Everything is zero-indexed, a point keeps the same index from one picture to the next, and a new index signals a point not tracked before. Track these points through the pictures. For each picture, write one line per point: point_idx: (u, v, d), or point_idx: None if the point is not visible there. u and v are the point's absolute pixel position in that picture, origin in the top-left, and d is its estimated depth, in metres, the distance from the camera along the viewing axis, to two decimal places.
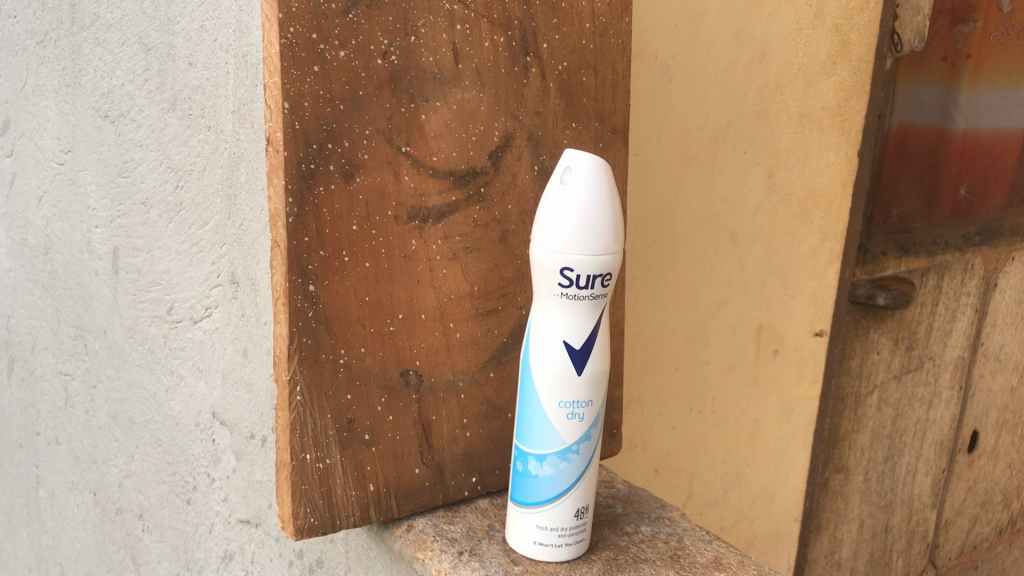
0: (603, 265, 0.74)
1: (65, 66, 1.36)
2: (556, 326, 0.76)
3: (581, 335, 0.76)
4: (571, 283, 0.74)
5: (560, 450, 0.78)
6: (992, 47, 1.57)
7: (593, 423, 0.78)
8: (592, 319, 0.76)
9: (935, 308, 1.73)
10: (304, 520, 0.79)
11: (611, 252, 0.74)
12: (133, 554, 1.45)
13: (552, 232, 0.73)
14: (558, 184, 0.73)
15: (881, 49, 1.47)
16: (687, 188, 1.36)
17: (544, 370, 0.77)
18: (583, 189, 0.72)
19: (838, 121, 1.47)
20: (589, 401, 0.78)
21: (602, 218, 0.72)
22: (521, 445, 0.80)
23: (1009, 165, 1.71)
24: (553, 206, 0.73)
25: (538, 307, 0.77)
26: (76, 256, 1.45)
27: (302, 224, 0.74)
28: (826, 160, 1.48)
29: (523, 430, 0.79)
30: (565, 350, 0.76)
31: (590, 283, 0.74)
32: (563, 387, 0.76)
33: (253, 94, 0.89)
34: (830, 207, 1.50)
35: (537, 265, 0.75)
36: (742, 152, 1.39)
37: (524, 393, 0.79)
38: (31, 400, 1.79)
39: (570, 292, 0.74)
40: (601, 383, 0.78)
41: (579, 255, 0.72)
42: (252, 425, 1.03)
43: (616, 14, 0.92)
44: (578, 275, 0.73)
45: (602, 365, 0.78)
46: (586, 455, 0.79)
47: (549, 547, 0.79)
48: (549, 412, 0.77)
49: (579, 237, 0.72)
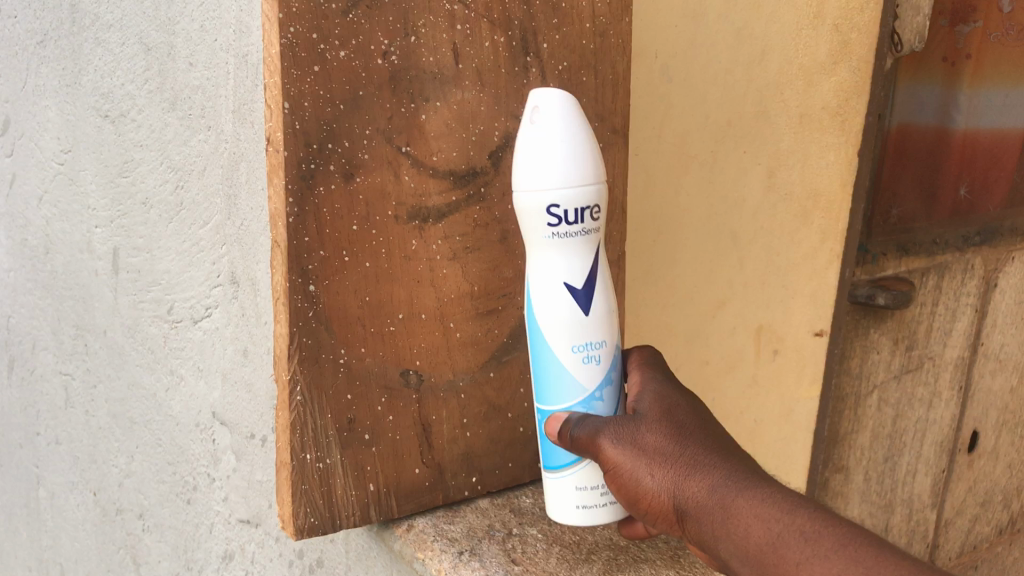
0: (587, 196, 0.74)
1: (65, 66, 1.36)
2: (555, 269, 0.76)
3: (580, 274, 0.76)
4: (558, 222, 0.74)
5: (583, 398, 0.77)
6: (992, 47, 1.54)
7: (610, 365, 0.78)
8: (587, 256, 0.76)
9: (935, 308, 1.72)
10: (304, 520, 0.79)
11: (592, 182, 0.74)
12: (133, 553, 1.45)
13: (527, 174, 0.73)
14: (525, 130, 0.74)
15: (882, 49, 1.33)
16: (686, 186, 1.56)
17: (549, 318, 0.76)
18: (554, 124, 0.72)
19: (839, 121, 1.38)
20: (600, 342, 0.77)
21: (578, 148, 0.73)
22: (542, 406, 0.79)
23: (1009, 164, 1.69)
24: (528, 149, 0.73)
25: (533, 261, 0.77)
26: (76, 256, 1.45)
27: (302, 224, 0.74)
28: (826, 161, 1.40)
29: (541, 391, 0.78)
30: (570, 292, 0.76)
31: (579, 217, 0.74)
32: (575, 331, 0.76)
33: (253, 94, 0.89)
34: (830, 207, 1.41)
35: (523, 214, 0.76)
36: (742, 153, 1.49)
37: (534, 351, 0.78)
38: (31, 400, 1.79)
39: (559, 231, 0.74)
40: (609, 323, 0.78)
41: (563, 188, 0.72)
42: (252, 424, 1.03)
43: (617, 13, 0.92)
44: (564, 210, 0.73)
45: (606, 303, 0.78)
46: (609, 400, 0.78)
47: (591, 508, 0.77)
48: (563, 361, 0.76)
49: (560, 173, 0.72)
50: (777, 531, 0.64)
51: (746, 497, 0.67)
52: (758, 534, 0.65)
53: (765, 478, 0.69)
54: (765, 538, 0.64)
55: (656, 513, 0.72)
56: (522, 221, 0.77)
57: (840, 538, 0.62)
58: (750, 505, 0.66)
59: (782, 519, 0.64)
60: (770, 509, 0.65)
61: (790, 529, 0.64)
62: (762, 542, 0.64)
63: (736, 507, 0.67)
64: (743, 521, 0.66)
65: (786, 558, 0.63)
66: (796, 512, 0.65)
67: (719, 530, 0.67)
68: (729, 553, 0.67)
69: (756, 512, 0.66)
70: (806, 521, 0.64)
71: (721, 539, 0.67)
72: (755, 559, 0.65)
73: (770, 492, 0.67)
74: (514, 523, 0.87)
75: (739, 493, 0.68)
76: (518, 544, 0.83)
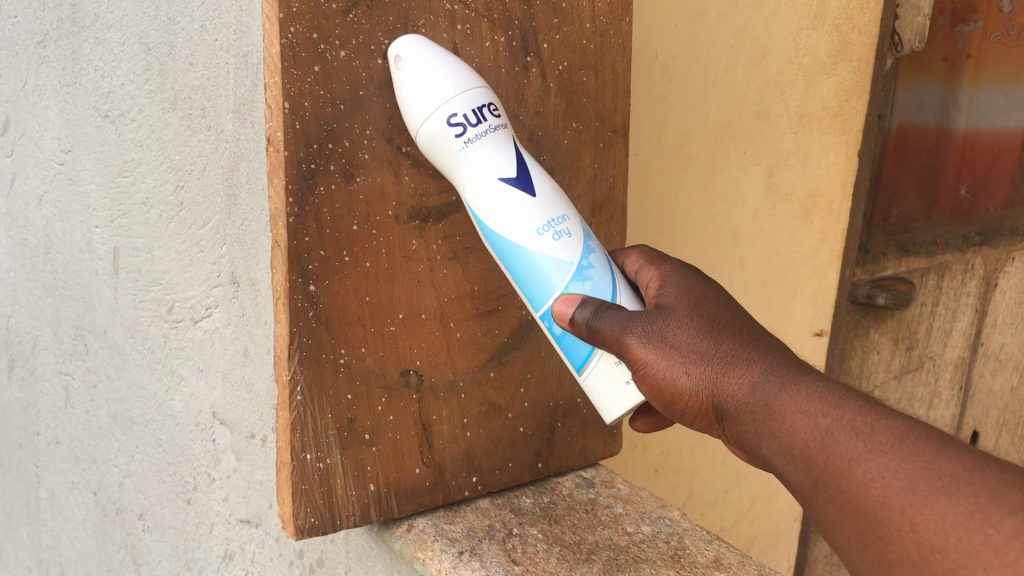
0: (478, 95, 0.73)
1: (66, 66, 1.36)
2: (489, 174, 0.73)
3: (511, 164, 0.74)
4: (464, 129, 0.72)
5: (573, 272, 0.74)
6: (992, 47, 1.54)
7: (580, 233, 0.75)
8: (509, 147, 0.74)
9: (935, 307, 1.72)
10: (304, 520, 0.79)
11: (473, 81, 0.73)
12: (133, 553, 1.45)
13: (417, 104, 0.72)
14: (398, 77, 0.73)
15: (881, 50, 1.46)
16: (687, 187, 1.43)
17: (507, 224, 0.73)
18: (418, 53, 0.72)
19: (839, 121, 1.49)
20: (561, 216, 0.75)
21: (449, 61, 0.73)
22: (542, 310, 0.75)
23: (1009, 164, 1.68)
24: (408, 93, 0.72)
25: (464, 183, 0.75)
26: (76, 256, 1.45)
27: (302, 224, 0.74)
28: (827, 160, 1.50)
29: (530, 294, 0.75)
30: (509, 185, 0.73)
31: (481, 118, 0.73)
32: (532, 215, 0.73)
33: (253, 94, 0.89)
34: (829, 207, 1.52)
35: (432, 149, 0.74)
36: (741, 153, 1.45)
37: (506, 259, 0.75)
38: (31, 400, 1.79)
39: (470, 138, 0.72)
40: (559, 198, 0.76)
41: (454, 95, 0.71)
42: (252, 424, 1.03)
43: (617, 14, 0.93)
44: (464, 115, 0.72)
45: (547, 182, 0.76)
46: (598, 262, 0.75)
47: None
48: (536, 248, 0.73)
49: (447, 84, 0.72)
50: (825, 426, 0.58)
51: (791, 393, 0.61)
52: (802, 430, 0.59)
53: (812, 372, 0.63)
54: (810, 434, 0.58)
55: (695, 414, 0.68)
56: (438, 159, 0.75)
57: (896, 431, 0.54)
58: (794, 400, 0.60)
59: (829, 413, 0.58)
60: (817, 404, 0.59)
61: (838, 422, 0.57)
62: (810, 438, 0.58)
63: (780, 404, 0.61)
64: (788, 416, 0.60)
65: (837, 454, 0.56)
66: (847, 405, 0.58)
67: (763, 428, 0.62)
68: (771, 451, 0.62)
69: (800, 407, 0.60)
70: (858, 414, 0.57)
71: (763, 437, 0.62)
72: (800, 456, 0.59)
73: (817, 385, 0.61)
74: (514, 523, 0.87)
75: (782, 389, 0.62)
76: (518, 544, 0.83)
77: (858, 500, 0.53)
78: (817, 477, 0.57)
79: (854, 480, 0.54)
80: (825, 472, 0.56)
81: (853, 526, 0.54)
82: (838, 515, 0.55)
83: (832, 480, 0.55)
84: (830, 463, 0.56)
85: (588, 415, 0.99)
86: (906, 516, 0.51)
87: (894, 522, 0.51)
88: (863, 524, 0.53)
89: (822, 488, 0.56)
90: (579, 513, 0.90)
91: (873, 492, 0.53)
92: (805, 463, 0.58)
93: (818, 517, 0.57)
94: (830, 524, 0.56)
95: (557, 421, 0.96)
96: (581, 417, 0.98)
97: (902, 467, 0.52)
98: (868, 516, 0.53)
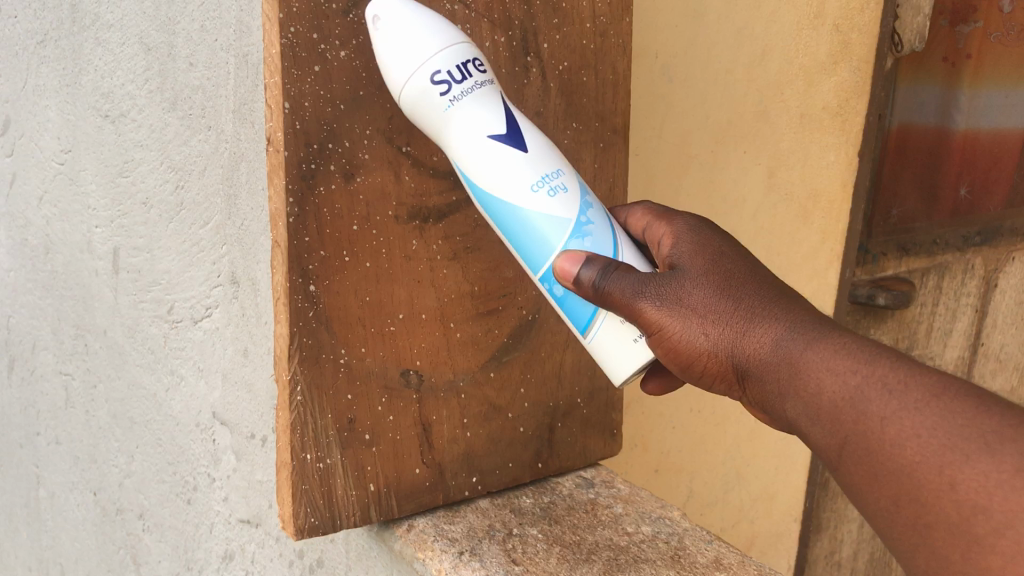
0: (462, 50, 0.70)
1: (65, 66, 1.36)
2: (476, 133, 0.71)
3: (500, 120, 0.71)
4: (449, 86, 0.69)
5: (573, 229, 0.72)
6: (992, 47, 1.54)
7: (576, 188, 0.74)
8: (498, 103, 0.72)
9: (935, 308, 1.72)
10: (304, 520, 0.79)
11: (455, 36, 0.71)
12: (133, 553, 1.45)
13: (398, 64, 0.69)
14: (376, 38, 0.70)
15: (881, 50, 1.47)
16: (688, 188, 1.42)
17: (499, 184, 0.71)
18: (396, 9, 0.69)
19: (839, 121, 1.49)
20: (556, 171, 0.73)
21: (428, 16, 0.70)
22: (542, 271, 0.73)
23: (1008, 164, 1.67)
24: (387, 50, 0.70)
25: (451, 143, 0.72)
26: (76, 256, 1.45)
27: (302, 224, 0.74)
28: (827, 160, 1.51)
29: (527, 254, 0.73)
30: (500, 141, 0.71)
31: (466, 74, 0.70)
32: (526, 172, 0.71)
33: (253, 94, 0.89)
34: (830, 207, 1.53)
35: (416, 109, 0.71)
36: (742, 153, 1.45)
37: (500, 219, 0.73)
38: (31, 400, 1.79)
39: (455, 96, 0.70)
40: (552, 154, 0.74)
41: (437, 51, 0.69)
42: (252, 425, 1.03)
43: (617, 14, 0.93)
44: (448, 71, 0.69)
45: (538, 137, 0.74)
46: (597, 217, 0.74)
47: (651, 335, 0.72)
48: (531, 206, 0.71)
49: (430, 39, 0.69)
50: (855, 384, 0.58)
51: (816, 350, 0.61)
52: (831, 389, 0.59)
53: (836, 326, 0.63)
54: (839, 393, 0.58)
55: (714, 374, 0.68)
56: (423, 120, 0.72)
57: (931, 388, 0.55)
58: (821, 358, 0.60)
59: (858, 370, 0.58)
60: (846, 361, 0.59)
61: (869, 380, 0.57)
62: (838, 398, 0.58)
63: (805, 362, 0.61)
64: (814, 375, 0.60)
65: (869, 413, 0.56)
66: (877, 361, 0.58)
67: (787, 388, 0.62)
68: (797, 411, 0.62)
69: (827, 365, 0.60)
70: (889, 371, 0.57)
71: (788, 396, 0.62)
72: (828, 416, 0.59)
73: (844, 342, 0.60)
74: (514, 523, 0.87)
75: (808, 346, 0.62)
76: (518, 544, 0.83)
77: (894, 460, 0.54)
78: (847, 438, 0.57)
79: (888, 439, 0.54)
80: (856, 433, 0.56)
81: (886, 487, 0.54)
82: (869, 477, 0.55)
83: (864, 440, 0.56)
84: (861, 423, 0.56)
85: (588, 415, 0.99)
86: (946, 474, 0.51)
87: (932, 482, 0.51)
88: (897, 484, 0.53)
89: (851, 450, 0.57)
90: (579, 513, 0.90)
91: (909, 453, 0.53)
92: (833, 423, 0.58)
93: (847, 481, 0.57)
94: (861, 487, 0.56)
95: (558, 421, 0.96)
96: (582, 417, 0.98)
97: (940, 425, 0.52)
98: (903, 477, 0.53)
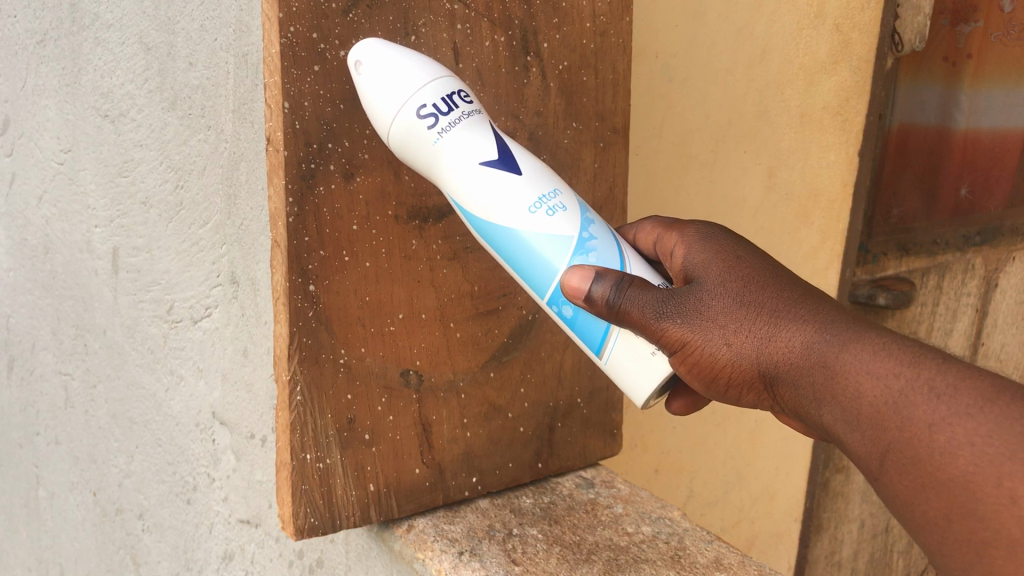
0: (447, 84, 0.71)
1: (65, 66, 1.36)
2: (466, 162, 0.71)
3: (490, 146, 0.71)
4: (436, 119, 0.69)
5: (575, 246, 0.72)
6: (993, 47, 1.50)
7: (576, 206, 0.74)
8: (487, 131, 0.72)
9: (935, 308, 1.69)
10: (304, 520, 0.78)
11: (440, 72, 0.71)
12: (133, 552, 1.45)
13: (383, 101, 0.69)
14: (360, 81, 0.71)
15: (881, 50, 1.45)
16: (688, 186, 1.50)
17: (496, 210, 0.71)
18: (376, 53, 0.70)
19: (840, 121, 1.49)
20: (554, 192, 0.73)
21: (407, 54, 0.71)
22: (548, 293, 0.73)
23: (1010, 164, 1.61)
24: (369, 93, 0.70)
25: (444, 175, 0.72)
26: (76, 256, 1.45)
27: (302, 224, 0.74)
28: (826, 161, 1.52)
29: (533, 279, 0.73)
30: (493, 168, 0.71)
31: (452, 106, 0.70)
32: (522, 196, 0.71)
33: (253, 94, 0.89)
34: (830, 207, 1.54)
35: (406, 147, 0.71)
36: (742, 153, 1.49)
37: (500, 247, 0.73)
38: (32, 400, 1.79)
39: (443, 128, 0.70)
40: (548, 175, 0.74)
41: (422, 85, 0.69)
42: (252, 425, 1.04)
43: (617, 14, 0.93)
44: (433, 104, 0.69)
45: (532, 160, 0.74)
46: (599, 234, 0.73)
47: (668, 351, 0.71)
48: (532, 229, 0.71)
49: (412, 75, 0.69)
50: (898, 388, 0.58)
51: (852, 352, 0.61)
52: (872, 393, 0.59)
53: (870, 326, 0.63)
54: (881, 399, 0.58)
55: (741, 386, 0.68)
56: (415, 156, 0.72)
57: (982, 392, 0.55)
58: (858, 361, 0.60)
59: (901, 373, 0.58)
60: (886, 364, 0.59)
61: (914, 383, 0.57)
62: (880, 403, 0.58)
63: (841, 366, 0.61)
64: (852, 379, 0.60)
65: (916, 419, 0.56)
66: (920, 363, 0.58)
67: (823, 394, 0.62)
68: (834, 418, 0.62)
69: (866, 369, 0.60)
70: (935, 374, 0.57)
71: (824, 402, 0.62)
72: (871, 422, 0.59)
73: (882, 342, 0.60)
74: (514, 523, 0.87)
75: (841, 349, 0.62)
76: (518, 544, 0.83)
77: (943, 472, 0.54)
78: (890, 446, 0.58)
79: (937, 448, 0.55)
80: (900, 440, 0.57)
81: (937, 500, 0.55)
82: (917, 488, 0.56)
83: (910, 448, 0.56)
84: (907, 429, 0.56)
85: (588, 415, 0.99)
86: (1005, 488, 0.51)
87: (991, 496, 0.52)
88: (950, 498, 0.54)
89: (896, 459, 0.57)
90: (579, 513, 0.90)
91: (962, 463, 0.53)
92: (876, 429, 0.59)
93: (891, 491, 0.58)
94: (907, 498, 0.57)
95: (558, 421, 0.96)
96: (582, 417, 0.98)
97: (997, 432, 0.53)
98: (957, 490, 0.54)
